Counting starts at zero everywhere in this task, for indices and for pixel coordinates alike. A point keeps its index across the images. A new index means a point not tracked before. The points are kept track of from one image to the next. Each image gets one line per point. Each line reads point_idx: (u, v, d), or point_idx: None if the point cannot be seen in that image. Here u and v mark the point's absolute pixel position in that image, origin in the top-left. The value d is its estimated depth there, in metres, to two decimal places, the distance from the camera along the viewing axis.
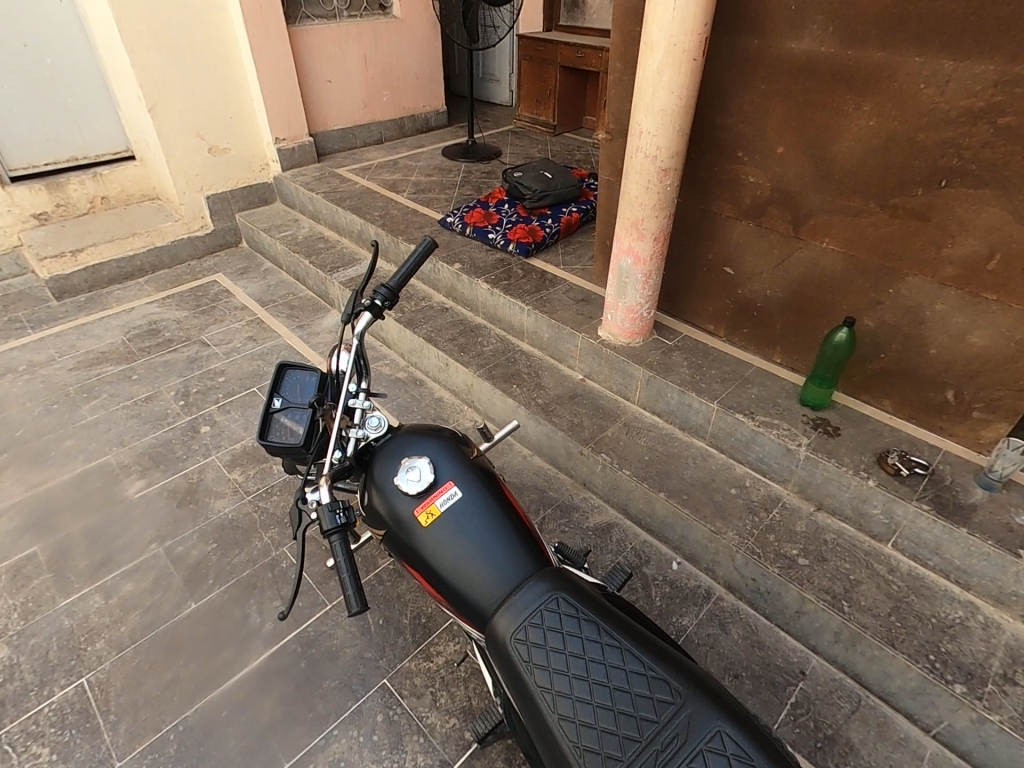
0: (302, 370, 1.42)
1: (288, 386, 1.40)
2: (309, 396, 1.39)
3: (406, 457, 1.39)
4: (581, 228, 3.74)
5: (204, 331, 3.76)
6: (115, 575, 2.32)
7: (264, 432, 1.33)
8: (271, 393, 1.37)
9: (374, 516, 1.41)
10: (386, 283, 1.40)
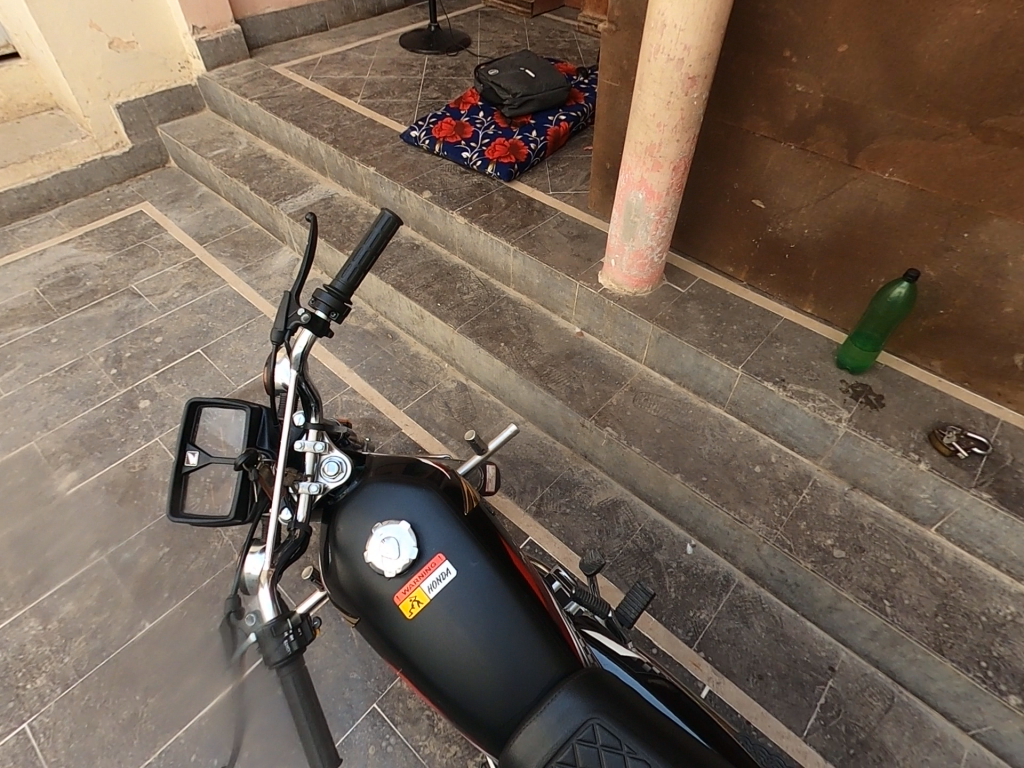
0: (225, 408, 1.03)
1: (208, 431, 1.01)
2: (240, 445, 1.01)
3: (381, 517, 1.04)
4: (572, 141, 3.16)
5: (133, 278, 3.21)
6: (52, 593, 2.01)
7: (177, 501, 0.95)
8: (184, 445, 0.96)
9: (339, 590, 1.08)
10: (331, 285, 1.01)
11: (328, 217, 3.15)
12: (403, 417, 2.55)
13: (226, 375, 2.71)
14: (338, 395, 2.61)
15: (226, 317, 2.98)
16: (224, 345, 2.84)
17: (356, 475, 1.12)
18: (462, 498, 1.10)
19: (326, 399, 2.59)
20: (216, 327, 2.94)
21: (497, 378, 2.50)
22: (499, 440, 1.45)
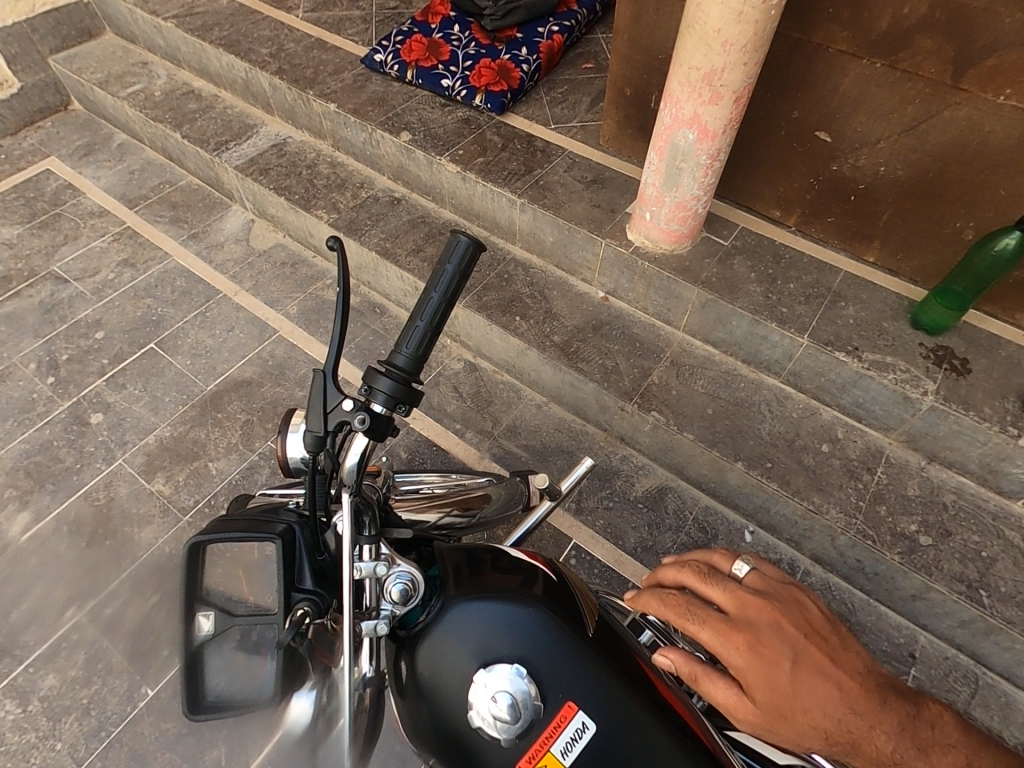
0: (241, 542, 0.73)
1: (221, 577, 0.70)
2: (270, 593, 0.70)
3: (479, 653, 0.76)
4: (568, 58, 2.67)
5: (53, 257, 2.65)
6: (26, 666, 1.69)
7: (194, 696, 0.65)
8: (190, 607, 0.67)
9: (424, 752, 0.79)
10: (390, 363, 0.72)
11: (284, 168, 2.63)
12: None
13: (191, 373, 2.29)
14: None
15: (178, 301, 2.50)
16: (181, 336, 2.39)
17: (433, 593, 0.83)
18: (578, 605, 0.84)
19: None
20: (168, 313, 2.46)
21: (513, 357, 2.18)
22: (571, 478, 1.15)
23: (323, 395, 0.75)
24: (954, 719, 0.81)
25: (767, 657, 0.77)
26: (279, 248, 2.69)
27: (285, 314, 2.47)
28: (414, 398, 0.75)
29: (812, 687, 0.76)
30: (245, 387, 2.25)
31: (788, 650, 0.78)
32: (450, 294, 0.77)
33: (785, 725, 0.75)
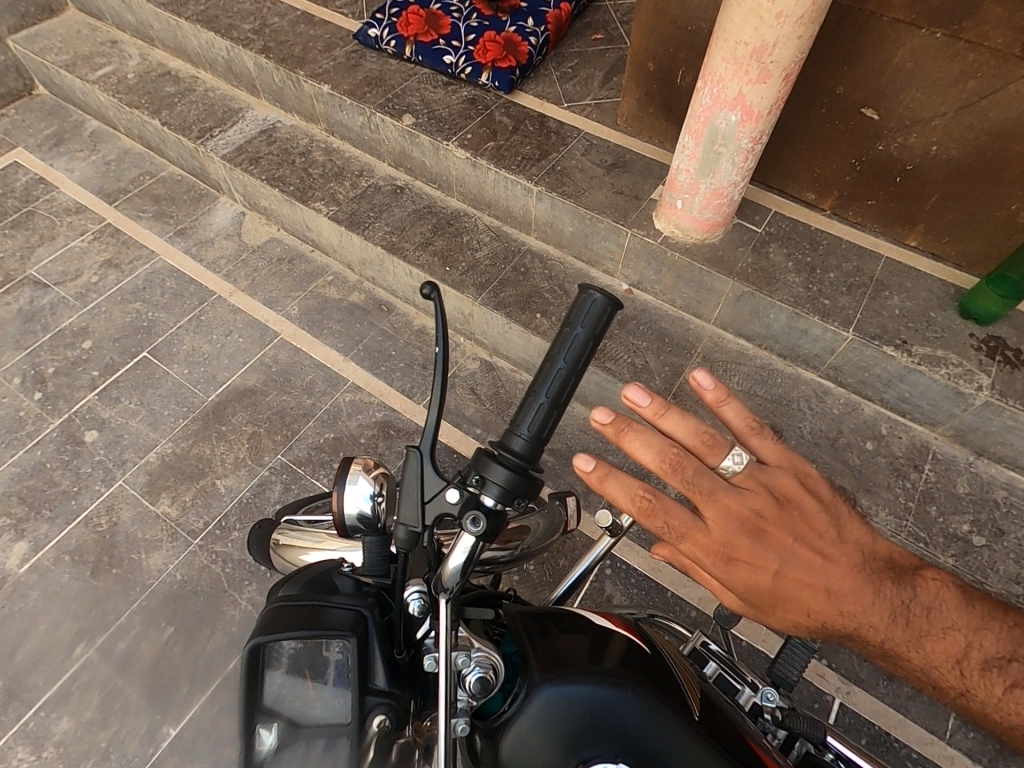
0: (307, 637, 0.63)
1: (280, 678, 0.61)
2: (338, 700, 0.60)
3: (574, 747, 0.65)
4: (576, 29, 2.49)
5: (29, 259, 2.45)
6: (37, 711, 1.58)
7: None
8: (252, 721, 0.58)
9: None
10: (500, 454, 0.66)
11: (276, 156, 2.44)
12: (425, 413, 2.10)
13: (189, 383, 2.14)
14: (339, 395, 2.13)
15: (169, 304, 2.34)
16: (176, 343, 2.24)
17: (516, 676, 0.73)
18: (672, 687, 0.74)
19: (326, 403, 2.11)
20: (160, 318, 2.30)
21: (534, 356, 2.06)
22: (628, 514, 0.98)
23: (427, 479, 0.70)
24: (963, 591, 0.75)
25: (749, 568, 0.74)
26: (274, 242, 2.52)
27: (285, 314, 2.32)
28: (526, 492, 0.66)
29: (798, 586, 0.74)
30: (249, 397, 2.12)
31: (771, 553, 0.74)
32: (580, 361, 0.64)
33: (768, 616, 0.76)
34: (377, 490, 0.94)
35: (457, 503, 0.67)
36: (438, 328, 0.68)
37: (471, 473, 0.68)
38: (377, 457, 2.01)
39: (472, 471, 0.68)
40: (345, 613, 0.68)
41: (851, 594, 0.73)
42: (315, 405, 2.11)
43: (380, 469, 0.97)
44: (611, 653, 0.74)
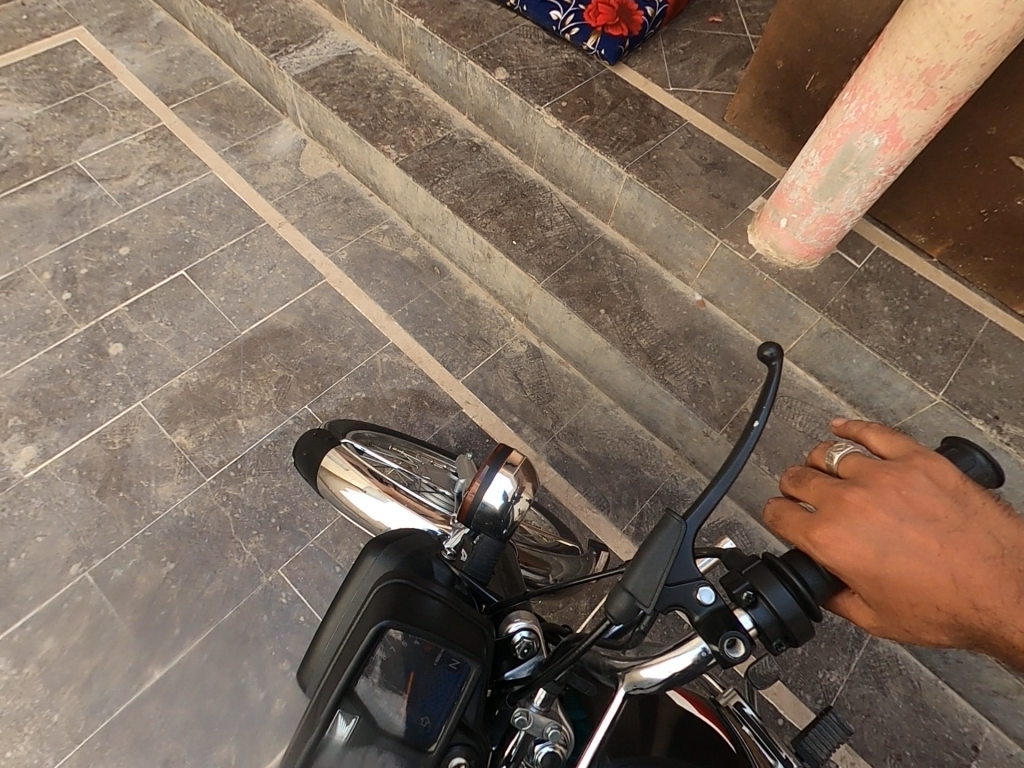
0: (429, 642, 0.60)
1: (380, 674, 0.58)
2: (425, 722, 0.59)
3: None
4: (693, 7, 2.29)
5: (76, 148, 2.32)
6: (23, 624, 1.52)
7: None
8: (335, 706, 0.55)
9: None
10: (800, 574, 0.58)
11: (351, 87, 2.28)
12: (462, 390, 1.99)
13: (224, 313, 2.03)
14: (377, 354, 2.02)
15: (214, 224, 2.21)
16: (216, 266, 2.12)
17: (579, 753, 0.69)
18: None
19: (362, 360, 2.00)
20: (202, 237, 2.18)
21: (588, 352, 1.94)
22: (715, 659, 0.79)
23: (681, 562, 0.62)
24: None
25: (853, 559, 0.54)
26: (332, 179, 2.38)
27: (332, 258, 2.19)
28: (799, 637, 0.58)
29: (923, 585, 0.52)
30: (284, 338, 2.01)
31: (878, 540, 0.53)
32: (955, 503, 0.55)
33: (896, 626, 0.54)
34: (515, 492, 0.85)
35: (714, 610, 0.61)
36: (766, 394, 0.60)
37: (740, 579, 0.61)
38: (407, 427, 1.91)
39: (745, 581, 0.60)
40: (440, 608, 0.65)
41: (1004, 591, 0.52)
42: (350, 360, 2.00)
43: (527, 471, 0.89)
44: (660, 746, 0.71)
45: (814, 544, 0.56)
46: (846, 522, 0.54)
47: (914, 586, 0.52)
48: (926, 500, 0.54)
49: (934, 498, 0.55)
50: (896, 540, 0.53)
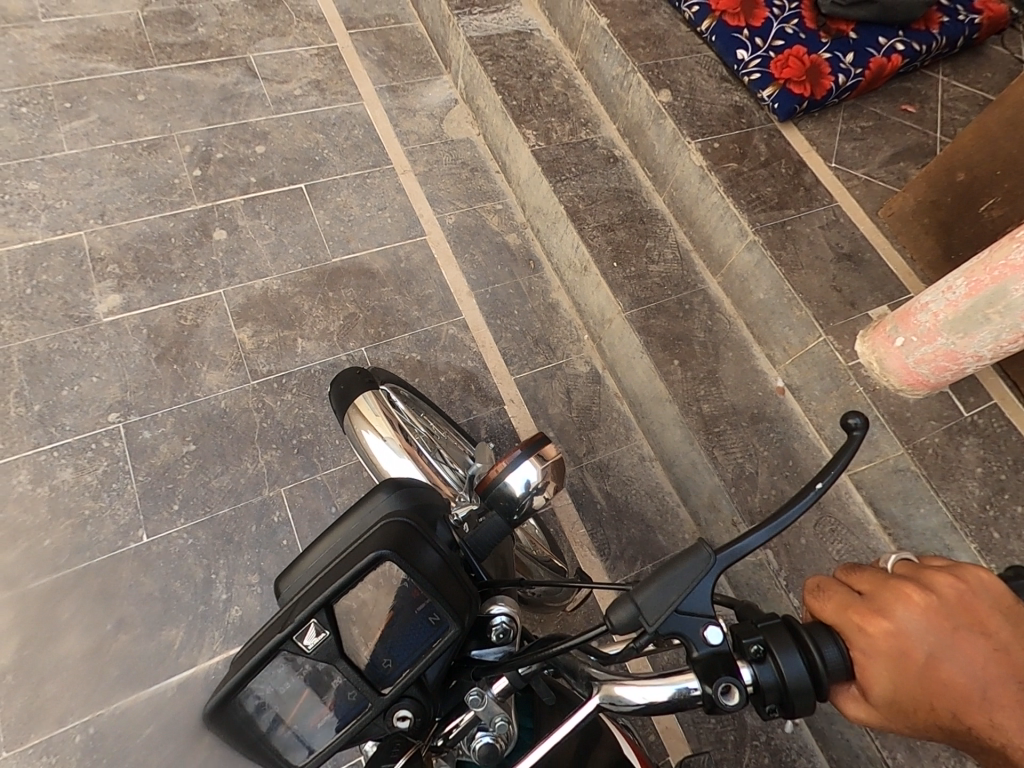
0: (418, 589, 0.63)
1: (363, 600, 0.61)
2: (387, 661, 0.63)
3: None
4: (890, 89, 2.13)
5: (255, 44, 2.45)
6: (53, 448, 1.64)
7: (242, 687, 0.59)
8: (310, 617, 0.58)
9: None
10: (818, 649, 0.57)
11: (517, 64, 2.28)
12: (510, 387, 1.97)
13: (323, 236, 2.10)
14: (446, 323, 2.03)
15: (346, 151, 2.29)
16: (332, 191, 2.19)
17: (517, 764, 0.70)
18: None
19: (430, 324, 2.02)
20: (331, 160, 2.26)
21: (647, 397, 1.88)
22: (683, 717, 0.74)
23: (697, 593, 0.61)
24: None
25: (890, 653, 0.53)
26: (468, 145, 2.40)
27: (439, 220, 2.21)
28: (798, 708, 0.58)
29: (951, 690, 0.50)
30: (367, 279, 2.05)
31: (922, 644, 0.52)
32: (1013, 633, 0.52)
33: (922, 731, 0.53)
34: (540, 485, 0.82)
35: (714, 653, 0.61)
36: (835, 464, 0.61)
37: (753, 632, 0.62)
38: (445, 402, 1.91)
39: (758, 634, 0.61)
40: (440, 563, 0.66)
41: None
42: (419, 320, 2.02)
43: (559, 468, 0.85)
44: None
45: (859, 632, 0.55)
46: (894, 614, 0.54)
47: (951, 703, 0.50)
48: (990, 615, 0.52)
49: (999, 616, 0.53)
50: (945, 648, 0.51)
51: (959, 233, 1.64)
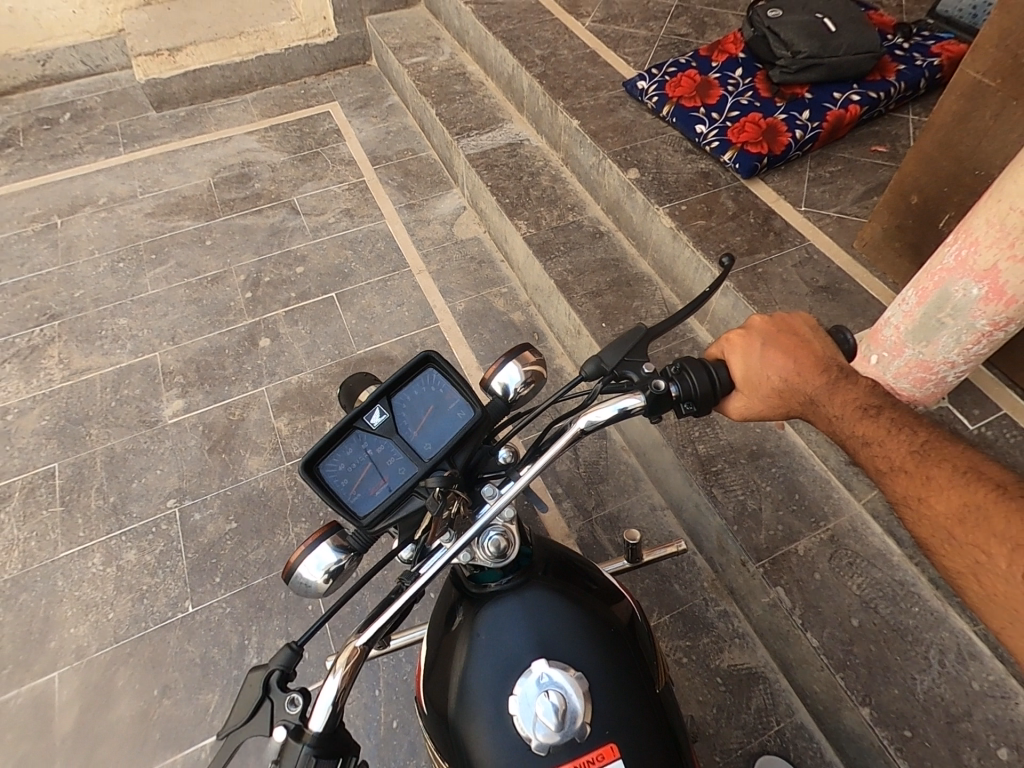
0: (451, 389, 0.85)
1: (413, 396, 0.84)
2: (428, 443, 0.83)
3: (523, 607, 0.93)
4: (857, 134, 2.24)
5: (299, 189, 2.96)
6: (121, 533, 1.91)
7: (325, 454, 0.80)
8: (378, 397, 0.81)
9: (443, 658, 0.96)
10: (713, 369, 0.87)
11: (510, 169, 2.61)
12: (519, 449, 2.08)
13: (350, 334, 2.40)
14: None
15: (370, 262, 2.65)
16: (358, 295, 2.52)
17: (519, 568, 0.96)
18: (650, 668, 0.97)
19: None
20: (357, 271, 2.62)
21: (648, 445, 1.92)
22: (657, 551, 1.44)
23: (636, 348, 0.89)
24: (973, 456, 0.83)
25: (743, 345, 0.90)
26: (475, 242, 2.70)
27: (450, 307, 2.47)
28: (702, 401, 0.86)
29: (777, 365, 0.89)
30: (387, 366, 2.30)
31: (761, 342, 0.90)
32: (809, 339, 0.92)
33: (760, 398, 0.90)
34: (525, 382, 0.87)
35: (647, 373, 0.87)
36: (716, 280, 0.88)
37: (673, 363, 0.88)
38: None
39: (675, 362, 0.87)
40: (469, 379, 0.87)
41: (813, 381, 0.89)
42: None
43: (542, 372, 0.88)
44: (580, 587, 0.99)
45: (727, 342, 0.91)
46: (748, 328, 0.92)
47: (776, 372, 0.88)
48: (800, 326, 0.93)
49: (805, 326, 0.93)
50: (772, 340, 0.90)
51: (929, 251, 1.66)
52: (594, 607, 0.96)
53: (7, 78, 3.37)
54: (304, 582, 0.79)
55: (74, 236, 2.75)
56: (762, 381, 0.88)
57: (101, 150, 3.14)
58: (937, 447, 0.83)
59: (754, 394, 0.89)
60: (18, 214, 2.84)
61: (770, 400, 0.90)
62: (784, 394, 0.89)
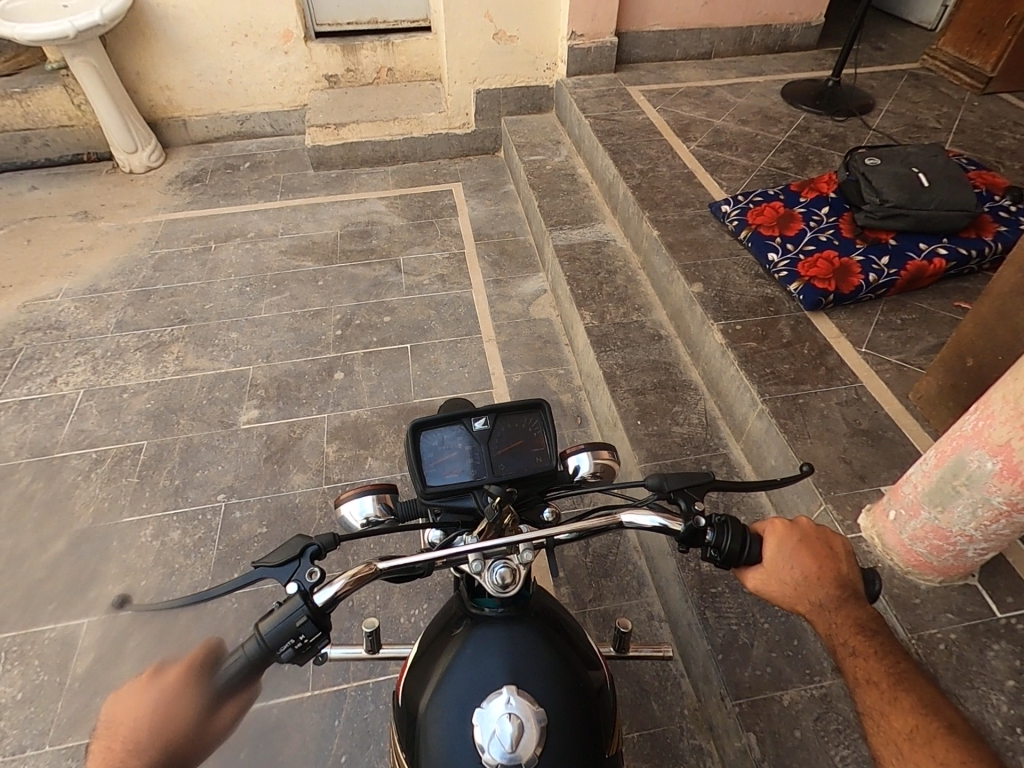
0: (544, 438, 0.94)
1: (514, 427, 0.94)
2: (505, 465, 0.92)
3: (509, 638, 0.95)
4: (941, 287, 2.20)
5: (407, 250, 3.35)
6: (174, 513, 2.18)
7: (432, 427, 0.92)
8: (491, 411, 0.92)
9: (429, 660, 1.00)
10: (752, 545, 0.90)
11: (590, 263, 2.80)
12: None
13: (412, 383, 2.63)
14: None
15: (448, 324, 2.91)
16: (429, 351, 2.77)
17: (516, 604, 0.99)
18: (605, 734, 0.97)
19: None
20: (434, 329, 2.88)
21: (657, 550, 1.91)
22: (641, 650, 1.41)
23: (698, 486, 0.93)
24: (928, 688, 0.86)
25: (780, 535, 0.91)
26: (546, 323, 2.89)
27: (507, 378, 2.63)
28: (731, 559, 0.89)
29: (798, 565, 0.90)
30: None
31: (796, 538, 0.91)
32: (841, 559, 0.91)
33: (770, 584, 0.92)
34: (593, 472, 1.00)
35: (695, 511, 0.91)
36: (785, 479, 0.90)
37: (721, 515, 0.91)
38: None
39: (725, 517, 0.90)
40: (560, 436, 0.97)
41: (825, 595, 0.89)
42: None
43: (612, 467, 1.01)
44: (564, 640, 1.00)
45: (769, 525, 0.92)
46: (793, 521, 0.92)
47: (797, 568, 0.90)
48: (839, 547, 0.92)
49: (843, 546, 0.92)
50: (808, 541, 0.91)
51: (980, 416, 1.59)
52: (572, 662, 0.97)
53: (212, 130, 4.18)
54: (348, 519, 0.95)
55: (220, 259, 3.29)
56: (786, 570, 0.90)
57: (262, 195, 3.77)
58: (911, 676, 0.87)
59: (768, 576, 0.91)
60: (185, 235, 3.45)
61: (780, 590, 0.92)
62: (795, 592, 0.91)
